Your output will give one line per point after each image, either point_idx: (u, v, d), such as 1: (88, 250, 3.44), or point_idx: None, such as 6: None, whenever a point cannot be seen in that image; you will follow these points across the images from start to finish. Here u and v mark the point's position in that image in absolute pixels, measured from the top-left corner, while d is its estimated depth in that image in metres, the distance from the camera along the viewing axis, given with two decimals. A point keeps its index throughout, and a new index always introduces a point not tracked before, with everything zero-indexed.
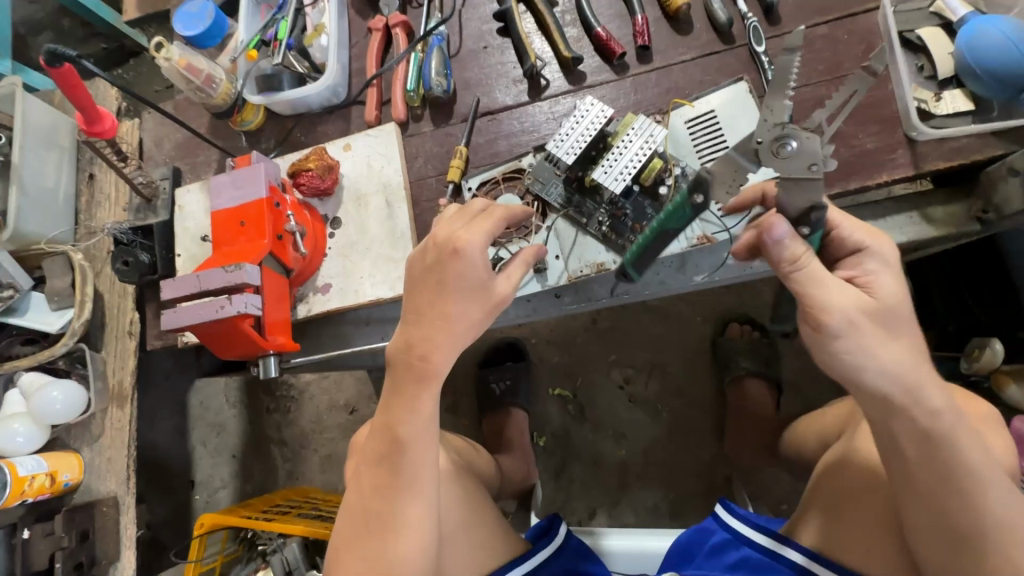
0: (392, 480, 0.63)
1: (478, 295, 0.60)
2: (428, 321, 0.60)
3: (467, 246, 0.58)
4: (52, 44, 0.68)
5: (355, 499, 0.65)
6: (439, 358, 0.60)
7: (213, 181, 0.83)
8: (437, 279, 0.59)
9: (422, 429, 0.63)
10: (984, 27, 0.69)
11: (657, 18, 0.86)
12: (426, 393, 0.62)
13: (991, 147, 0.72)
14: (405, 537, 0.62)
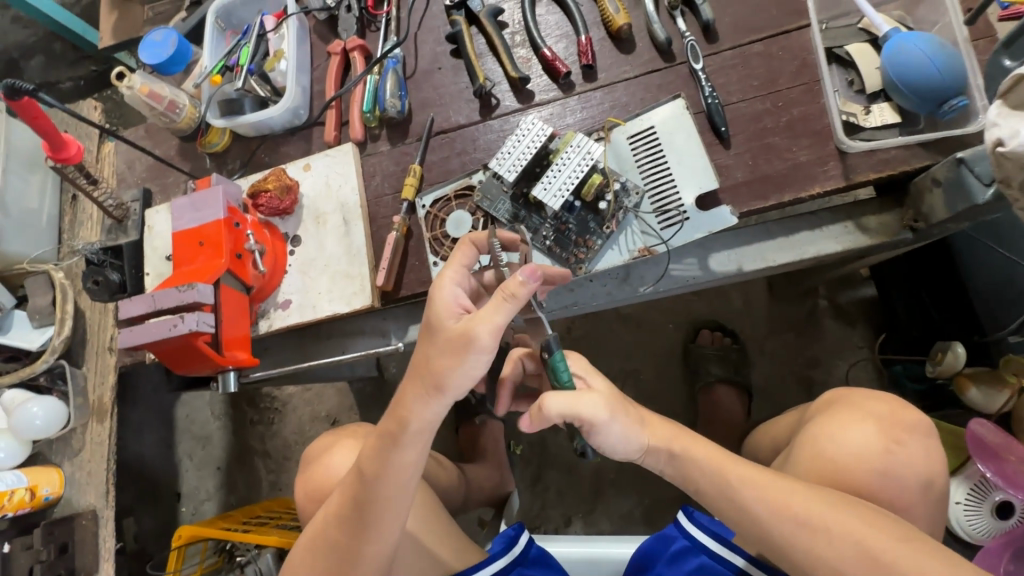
0: (360, 523, 0.68)
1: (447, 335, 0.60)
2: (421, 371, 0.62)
3: (439, 288, 0.64)
4: (12, 80, 0.71)
5: (319, 525, 0.73)
6: (412, 410, 0.63)
7: (174, 204, 0.86)
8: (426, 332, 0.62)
9: (402, 484, 0.66)
10: (904, 43, 0.71)
11: (601, 37, 0.89)
12: (393, 450, 0.65)
13: (917, 158, 0.74)
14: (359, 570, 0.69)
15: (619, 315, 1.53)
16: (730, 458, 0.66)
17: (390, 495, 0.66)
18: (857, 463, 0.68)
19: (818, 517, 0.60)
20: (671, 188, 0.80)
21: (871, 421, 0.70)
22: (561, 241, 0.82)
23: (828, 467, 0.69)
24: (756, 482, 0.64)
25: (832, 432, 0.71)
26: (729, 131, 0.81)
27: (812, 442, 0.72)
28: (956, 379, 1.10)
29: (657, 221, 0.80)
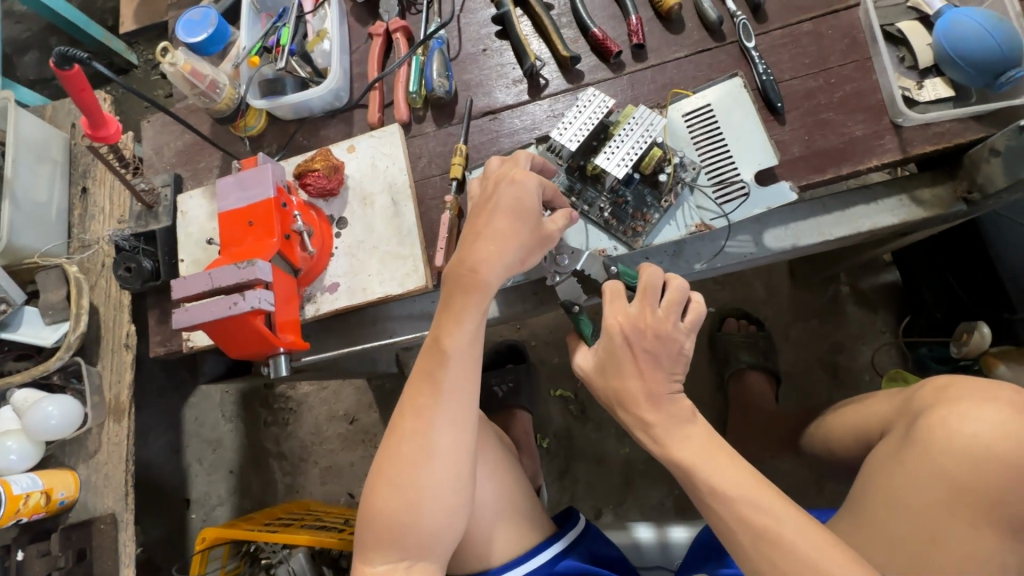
0: (430, 400, 0.68)
1: (533, 222, 0.70)
2: (487, 237, 0.68)
3: (523, 180, 0.70)
4: (63, 47, 0.68)
5: (392, 433, 0.69)
6: (490, 270, 0.68)
7: (219, 183, 0.83)
8: (494, 201, 0.70)
9: (465, 346, 0.69)
10: (959, 18, 0.73)
11: (650, 18, 0.90)
12: (472, 300, 0.69)
13: (972, 131, 0.76)
14: (435, 463, 0.67)
15: None
16: (706, 455, 0.65)
17: (456, 357, 0.69)
18: (1002, 439, 0.67)
19: (744, 502, 0.61)
20: (729, 164, 0.81)
21: (998, 401, 0.71)
22: (617, 214, 0.83)
23: (972, 454, 0.68)
24: (711, 461, 0.65)
25: (968, 411, 0.70)
26: (784, 108, 0.82)
27: (944, 424, 0.70)
28: (983, 358, 1.13)
29: (715, 195, 0.81)
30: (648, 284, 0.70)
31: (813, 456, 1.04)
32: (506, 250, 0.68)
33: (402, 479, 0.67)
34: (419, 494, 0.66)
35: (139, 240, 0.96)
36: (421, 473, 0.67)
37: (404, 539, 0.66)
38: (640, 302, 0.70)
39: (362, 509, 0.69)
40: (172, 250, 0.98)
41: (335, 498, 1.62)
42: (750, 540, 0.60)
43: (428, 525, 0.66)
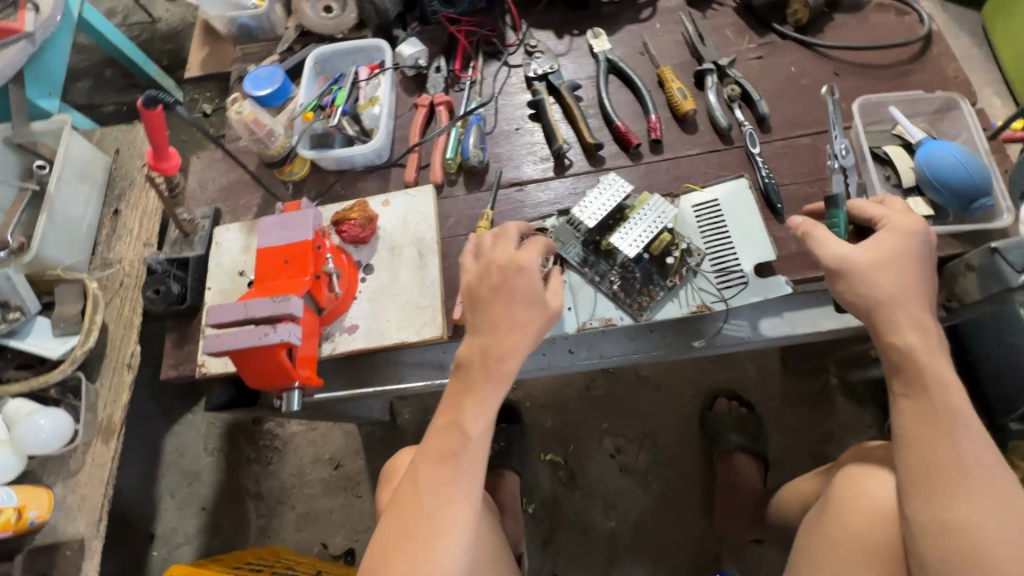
0: (448, 479, 0.70)
1: (540, 306, 0.74)
2: (500, 330, 0.73)
3: (528, 265, 0.75)
4: (155, 90, 0.77)
5: (401, 501, 0.70)
6: (512, 360, 0.72)
7: (262, 221, 0.89)
8: (505, 292, 0.74)
9: (485, 426, 0.72)
10: (938, 149, 0.84)
11: (668, 118, 1.01)
12: (493, 388, 0.72)
13: (951, 246, 0.84)
14: (450, 544, 0.68)
15: (639, 377, 1.58)
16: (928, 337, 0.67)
17: (476, 438, 0.71)
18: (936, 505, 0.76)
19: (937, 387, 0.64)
20: (731, 255, 0.88)
21: None
22: (627, 286, 0.88)
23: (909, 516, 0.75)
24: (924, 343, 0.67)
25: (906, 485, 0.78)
26: (783, 208, 0.91)
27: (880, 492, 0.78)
28: None
29: (716, 282, 0.87)
30: (917, 229, 0.70)
31: (786, 530, 1.12)
32: (530, 332, 0.73)
33: (415, 555, 0.67)
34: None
35: (172, 265, 1.02)
36: (433, 553, 0.67)
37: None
38: (900, 229, 0.70)
39: None
40: (201, 278, 1.02)
41: (308, 547, 1.56)
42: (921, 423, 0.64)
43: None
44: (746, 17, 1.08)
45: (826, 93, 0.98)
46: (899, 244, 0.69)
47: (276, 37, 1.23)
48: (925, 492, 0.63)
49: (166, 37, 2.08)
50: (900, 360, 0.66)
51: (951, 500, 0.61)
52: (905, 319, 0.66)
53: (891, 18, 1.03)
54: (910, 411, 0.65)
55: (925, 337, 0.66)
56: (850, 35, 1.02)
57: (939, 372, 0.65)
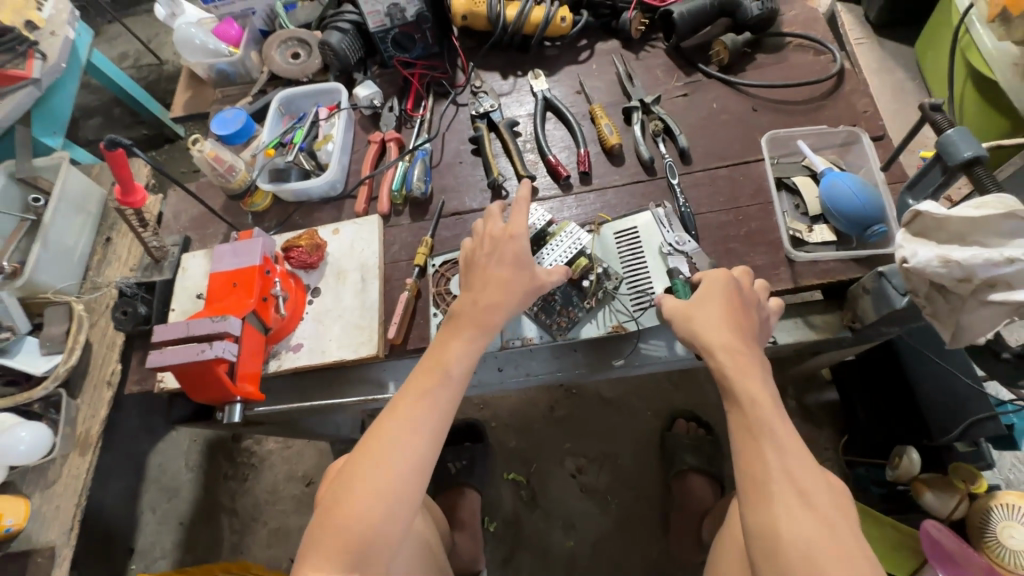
0: (425, 410, 0.69)
1: (530, 273, 0.79)
2: (488, 286, 0.78)
3: (519, 235, 0.80)
4: (114, 135, 0.88)
5: (373, 434, 0.68)
6: (497, 314, 0.77)
7: (216, 249, 0.97)
8: (497, 255, 0.80)
9: (467, 368, 0.73)
10: (837, 180, 0.89)
11: (597, 152, 1.08)
12: (478, 333, 0.75)
13: (851, 271, 0.89)
14: (417, 470, 0.66)
15: (601, 398, 1.62)
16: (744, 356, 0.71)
17: (456, 377, 0.72)
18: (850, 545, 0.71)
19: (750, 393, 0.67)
20: (646, 280, 0.94)
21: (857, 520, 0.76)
22: (547, 309, 0.94)
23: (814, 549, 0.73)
24: (742, 357, 0.71)
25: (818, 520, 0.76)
26: (698, 235, 0.97)
27: None
28: (913, 483, 1.19)
29: (631, 303, 0.94)
30: (726, 278, 0.79)
31: None
32: (516, 295, 0.78)
33: (379, 477, 0.65)
34: (386, 498, 0.64)
35: (140, 288, 1.09)
36: (393, 479, 0.65)
37: (352, 550, 0.62)
38: (709, 280, 0.79)
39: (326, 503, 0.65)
40: (167, 301, 1.11)
41: (277, 564, 1.61)
42: (736, 428, 0.67)
43: (386, 539, 0.63)
44: (675, 58, 1.15)
45: (744, 128, 1.05)
46: (711, 293, 0.78)
47: (252, 81, 1.35)
48: (742, 497, 0.63)
49: (171, 77, 2.25)
50: (719, 369, 0.70)
51: (759, 507, 0.61)
52: (713, 342, 0.72)
53: (808, 58, 1.10)
54: (730, 420, 0.68)
55: (736, 355, 0.71)
56: (770, 74, 1.09)
57: (756, 389, 0.68)
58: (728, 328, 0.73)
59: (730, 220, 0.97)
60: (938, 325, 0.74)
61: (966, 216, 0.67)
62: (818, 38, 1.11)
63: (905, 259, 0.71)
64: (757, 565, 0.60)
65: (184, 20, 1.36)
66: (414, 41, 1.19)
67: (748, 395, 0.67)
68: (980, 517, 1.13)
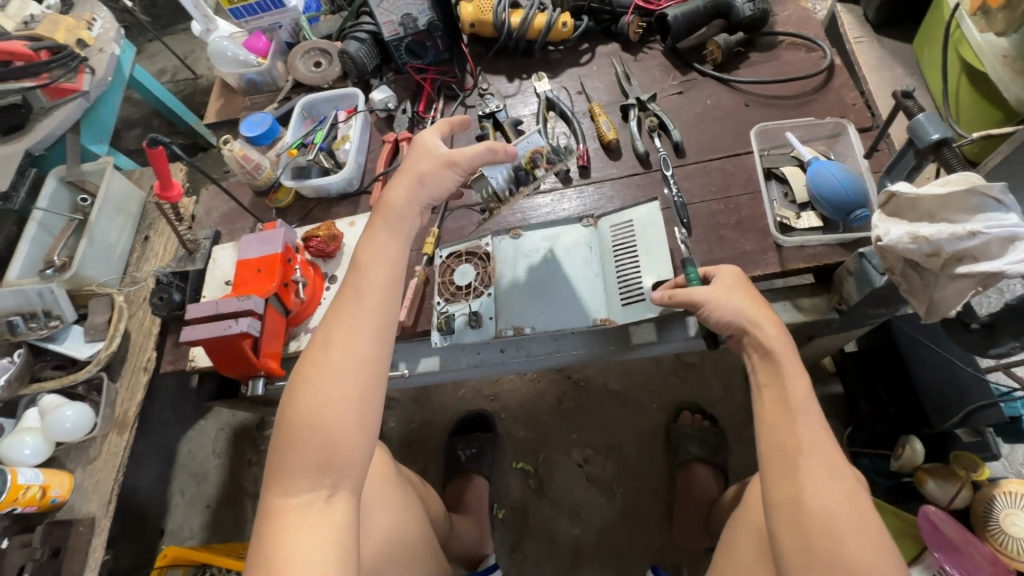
0: (354, 303, 0.74)
1: (436, 158, 0.84)
2: (394, 184, 0.83)
3: (420, 134, 0.87)
4: (155, 134, 0.98)
5: (309, 352, 0.72)
6: (400, 201, 0.81)
7: (243, 238, 1.06)
8: (403, 160, 0.86)
9: (384, 258, 0.78)
10: (822, 168, 0.93)
11: (596, 147, 1.14)
12: (388, 223, 0.80)
13: (837, 255, 0.93)
14: (361, 358, 0.71)
15: (607, 390, 1.66)
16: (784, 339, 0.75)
17: (372, 269, 0.77)
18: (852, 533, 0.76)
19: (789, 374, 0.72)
20: (635, 273, 0.98)
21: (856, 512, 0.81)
22: (497, 206, 1.02)
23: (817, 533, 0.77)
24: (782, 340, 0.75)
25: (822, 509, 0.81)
26: (690, 224, 1.02)
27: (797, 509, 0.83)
28: (916, 473, 1.18)
29: (620, 294, 0.98)
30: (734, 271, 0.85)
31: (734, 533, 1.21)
32: (420, 175, 0.83)
33: (331, 375, 0.70)
34: (338, 388, 0.69)
35: (175, 276, 1.18)
36: (340, 369, 0.70)
37: (312, 458, 0.67)
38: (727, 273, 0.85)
39: (286, 412, 0.70)
40: (198, 289, 1.20)
41: None
42: (770, 404, 0.71)
43: (341, 439, 0.68)
44: (672, 58, 1.21)
45: (736, 123, 1.09)
46: (734, 283, 0.83)
47: (278, 89, 1.45)
48: (771, 467, 0.68)
49: (206, 90, 2.40)
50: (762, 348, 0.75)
51: (787, 476, 0.65)
52: (755, 322, 0.77)
53: (801, 55, 1.14)
54: (766, 396, 0.73)
55: (782, 336, 0.75)
56: (763, 71, 1.14)
57: (792, 372, 0.72)
58: (759, 306, 0.79)
59: (720, 209, 1.02)
60: (914, 302, 0.77)
61: (934, 194, 0.70)
62: (811, 36, 1.15)
63: (877, 238, 0.75)
64: (777, 532, 0.64)
65: (218, 34, 1.48)
66: (426, 48, 1.28)
67: (787, 373, 0.72)
68: (982, 507, 1.11)
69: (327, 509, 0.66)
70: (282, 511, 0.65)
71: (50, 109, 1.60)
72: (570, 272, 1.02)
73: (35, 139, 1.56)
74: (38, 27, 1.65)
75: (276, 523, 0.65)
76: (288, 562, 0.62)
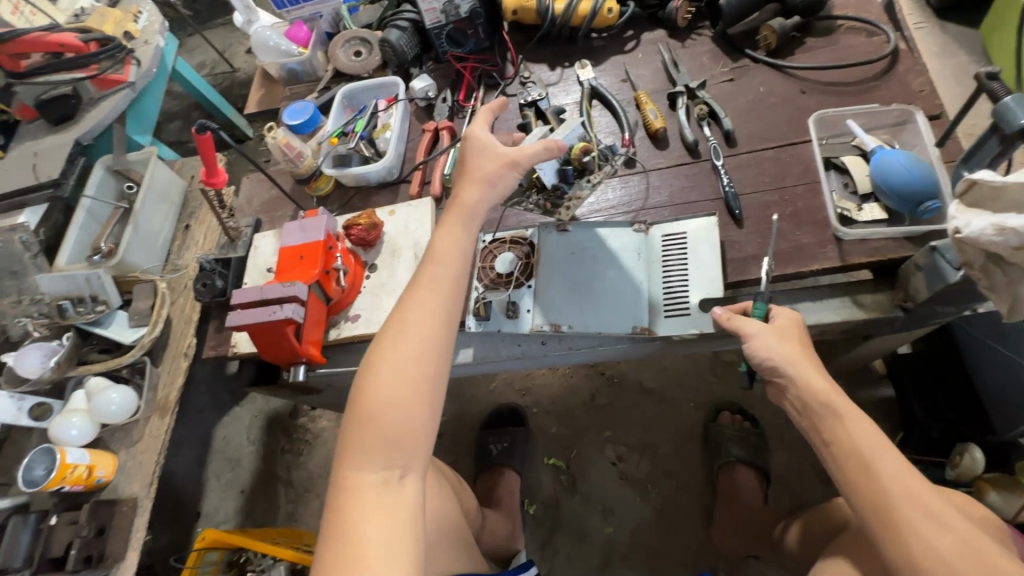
0: (427, 293, 0.76)
1: (499, 154, 0.85)
2: (462, 178, 0.85)
3: (471, 127, 0.88)
4: (205, 120, 1.00)
5: (381, 337, 0.74)
6: (470, 195, 0.83)
7: (286, 226, 1.06)
8: (464, 154, 0.87)
9: (457, 251, 0.80)
10: (888, 157, 0.88)
11: (642, 136, 1.11)
12: (456, 215, 0.82)
13: (903, 248, 0.88)
14: (432, 346, 0.74)
15: (642, 388, 1.63)
16: (836, 390, 0.75)
17: (444, 260, 0.79)
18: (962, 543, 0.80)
19: (854, 427, 0.72)
20: (682, 284, 0.96)
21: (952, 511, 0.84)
22: (552, 198, 1.03)
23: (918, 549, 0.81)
24: (834, 390, 0.75)
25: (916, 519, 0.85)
26: (742, 215, 0.98)
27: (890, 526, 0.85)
28: (976, 483, 1.11)
29: (664, 304, 0.97)
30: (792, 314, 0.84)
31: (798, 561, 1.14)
32: (486, 175, 0.84)
33: (404, 359, 0.72)
34: (411, 373, 0.71)
35: (218, 263, 1.20)
36: (414, 356, 0.72)
37: (385, 438, 0.69)
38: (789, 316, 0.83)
39: (356, 393, 0.72)
40: (240, 276, 1.21)
41: None
42: (847, 463, 0.71)
43: (414, 422, 0.70)
44: (721, 44, 1.17)
45: (791, 111, 1.05)
46: (794, 329, 0.82)
47: (317, 79, 1.46)
48: (876, 529, 0.69)
49: (243, 83, 2.44)
50: (823, 404, 0.74)
51: (897, 536, 0.67)
52: (805, 376, 0.76)
53: (861, 39, 1.09)
54: (838, 453, 0.72)
55: (834, 389, 0.75)
56: (820, 56, 1.09)
57: (858, 425, 0.72)
58: (812, 360, 0.78)
59: (775, 200, 0.97)
60: (993, 298, 0.72)
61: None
62: (872, 20, 1.10)
63: (957, 230, 0.71)
64: None
65: (259, 24, 1.49)
66: (467, 37, 1.26)
67: (854, 428, 0.72)
68: None
69: (400, 490, 0.67)
70: (355, 489, 0.67)
71: (99, 99, 1.65)
72: (614, 276, 1.00)
73: (84, 128, 1.60)
74: (88, 19, 1.70)
75: (351, 500, 0.66)
76: (364, 540, 0.63)
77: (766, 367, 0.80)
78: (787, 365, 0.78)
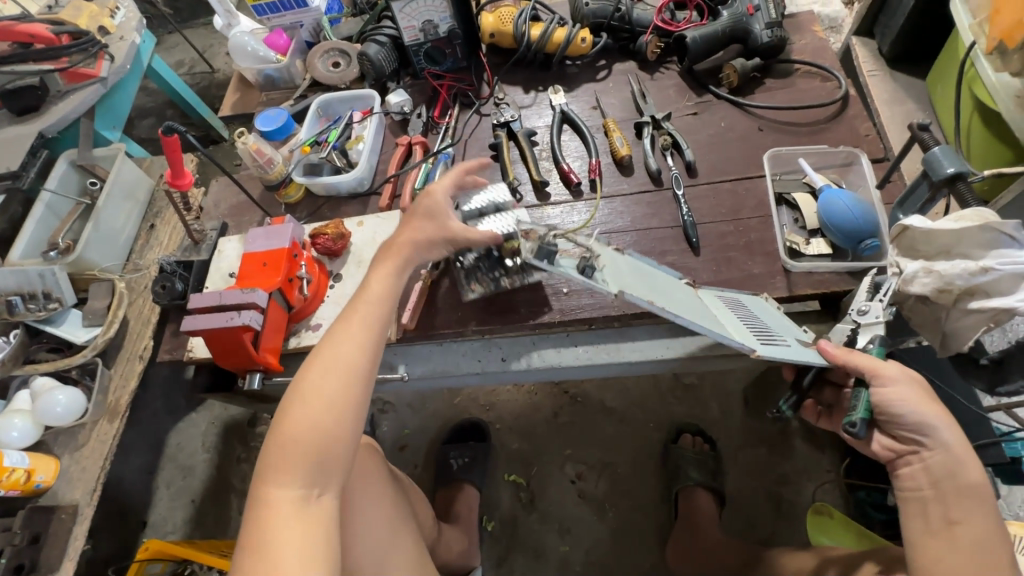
0: (358, 327, 0.78)
1: (443, 222, 0.87)
2: (406, 229, 0.87)
3: (435, 191, 0.89)
4: (172, 122, 0.99)
5: (313, 358, 0.75)
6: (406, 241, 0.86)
7: (250, 232, 1.06)
8: (416, 209, 0.88)
9: (388, 290, 0.83)
10: (834, 196, 0.94)
11: (609, 162, 1.14)
12: (392, 259, 0.85)
13: (846, 283, 0.93)
14: (357, 376, 0.75)
15: (604, 408, 1.65)
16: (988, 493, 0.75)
17: (376, 297, 0.81)
18: None
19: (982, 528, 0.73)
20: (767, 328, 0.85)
21: None
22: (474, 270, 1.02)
23: None
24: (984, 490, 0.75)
25: None
26: (698, 243, 1.02)
27: None
28: None
29: (755, 335, 0.82)
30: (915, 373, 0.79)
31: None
32: (425, 239, 0.86)
33: (327, 388, 0.73)
34: (332, 403, 0.72)
35: (179, 265, 1.18)
36: (337, 383, 0.73)
37: (305, 460, 0.69)
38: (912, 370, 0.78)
39: (280, 416, 0.72)
40: (201, 279, 1.19)
41: None
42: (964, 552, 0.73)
43: (336, 447, 0.71)
44: (688, 79, 1.22)
45: (748, 147, 1.10)
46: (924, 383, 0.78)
47: (294, 86, 1.46)
48: None
49: (221, 84, 2.41)
50: (963, 489, 0.75)
51: None
52: (961, 459, 0.75)
53: (816, 84, 1.15)
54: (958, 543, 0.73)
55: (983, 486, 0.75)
56: (778, 97, 1.15)
57: (984, 525, 0.73)
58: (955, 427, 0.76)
59: (730, 231, 1.02)
60: (926, 334, 0.83)
61: (951, 229, 0.75)
62: (826, 66, 1.17)
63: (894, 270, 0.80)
64: None
65: (239, 29, 1.49)
66: (445, 55, 1.30)
67: (982, 526, 0.73)
68: None
69: (315, 510, 0.69)
70: (272, 507, 0.67)
71: (67, 93, 1.60)
72: (688, 300, 0.85)
73: (49, 121, 1.55)
74: (62, 12, 1.67)
75: (264, 517, 0.67)
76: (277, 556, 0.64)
77: (918, 420, 0.76)
78: (948, 437, 0.76)
